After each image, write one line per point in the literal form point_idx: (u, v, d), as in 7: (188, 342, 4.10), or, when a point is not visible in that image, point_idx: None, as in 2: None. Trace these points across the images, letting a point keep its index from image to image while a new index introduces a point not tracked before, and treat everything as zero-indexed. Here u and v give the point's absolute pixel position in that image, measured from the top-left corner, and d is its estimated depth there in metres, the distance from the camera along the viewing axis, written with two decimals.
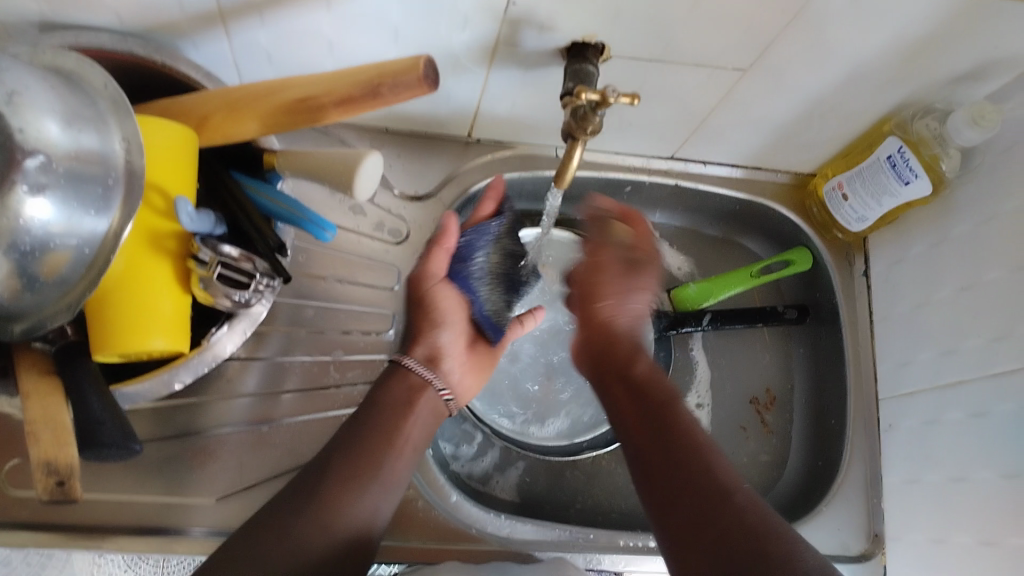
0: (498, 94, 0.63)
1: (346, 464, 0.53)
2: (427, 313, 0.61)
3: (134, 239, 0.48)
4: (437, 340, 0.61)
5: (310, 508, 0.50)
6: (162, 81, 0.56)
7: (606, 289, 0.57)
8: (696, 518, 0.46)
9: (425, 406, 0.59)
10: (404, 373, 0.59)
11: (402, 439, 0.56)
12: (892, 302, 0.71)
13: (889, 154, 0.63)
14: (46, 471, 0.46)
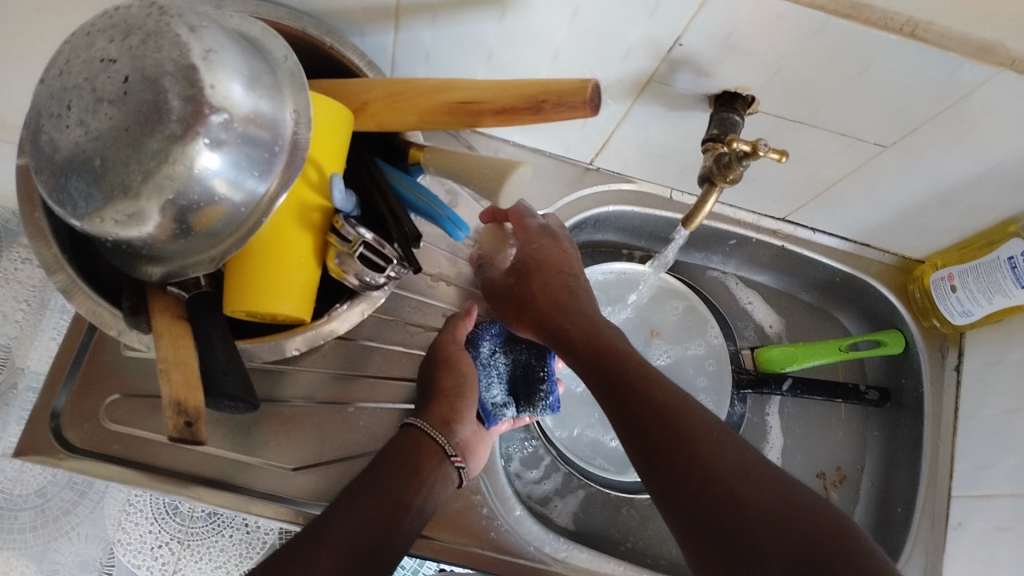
0: (633, 128, 0.64)
1: (344, 531, 0.49)
2: (455, 371, 0.60)
3: (285, 205, 0.50)
4: (456, 403, 0.59)
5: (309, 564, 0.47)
6: (326, 63, 0.59)
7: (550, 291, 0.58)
8: (710, 526, 0.43)
9: (433, 477, 0.56)
10: (417, 437, 0.57)
11: (406, 509, 0.53)
12: (980, 402, 0.70)
13: (1010, 256, 0.63)
14: (174, 409, 0.44)
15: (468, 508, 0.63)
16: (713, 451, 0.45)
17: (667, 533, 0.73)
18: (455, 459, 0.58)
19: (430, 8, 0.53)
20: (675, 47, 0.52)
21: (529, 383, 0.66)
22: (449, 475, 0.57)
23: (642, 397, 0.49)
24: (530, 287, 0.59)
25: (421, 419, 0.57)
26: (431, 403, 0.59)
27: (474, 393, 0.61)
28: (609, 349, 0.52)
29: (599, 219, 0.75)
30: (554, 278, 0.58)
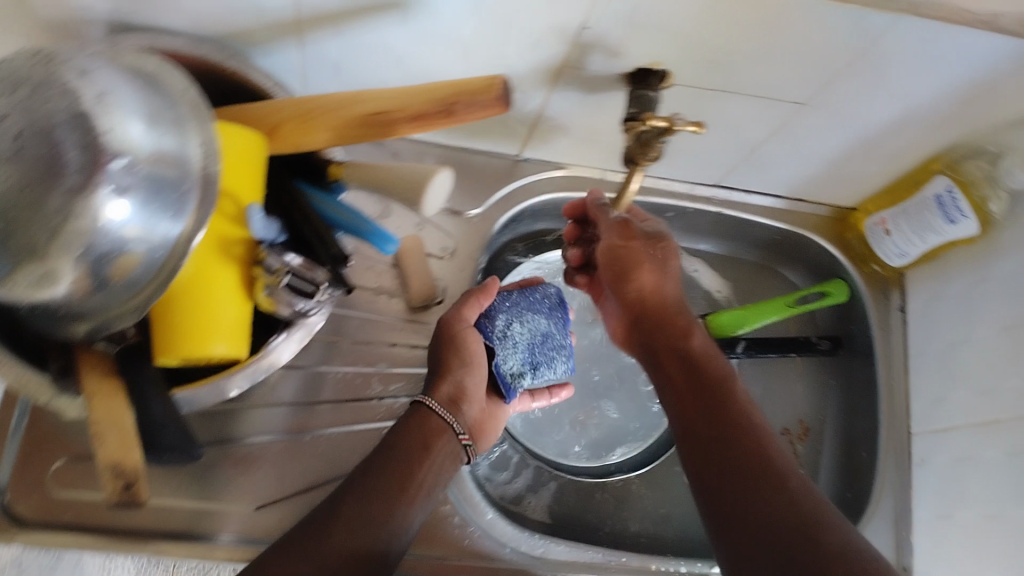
0: (556, 115, 0.63)
1: (354, 513, 0.50)
2: (457, 351, 0.59)
3: (204, 243, 0.48)
4: (461, 380, 0.59)
5: (319, 555, 0.47)
6: (227, 87, 0.56)
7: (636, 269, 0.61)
8: (742, 524, 0.47)
9: (442, 452, 0.56)
10: (428, 414, 0.57)
11: (416, 487, 0.53)
12: (927, 338, 0.72)
13: (937, 194, 0.64)
14: (110, 474, 0.45)
15: (440, 518, 0.63)
16: (771, 447, 0.51)
17: (643, 511, 0.74)
18: (464, 437, 0.58)
19: (329, 20, 0.52)
20: (583, 30, 0.51)
21: (548, 351, 0.63)
22: (457, 452, 0.58)
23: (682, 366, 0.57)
24: (450, 341, 0.59)
25: (427, 395, 0.58)
26: (436, 381, 0.59)
27: (479, 370, 0.60)
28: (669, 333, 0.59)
29: (534, 210, 0.74)
30: (644, 252, 0.62)
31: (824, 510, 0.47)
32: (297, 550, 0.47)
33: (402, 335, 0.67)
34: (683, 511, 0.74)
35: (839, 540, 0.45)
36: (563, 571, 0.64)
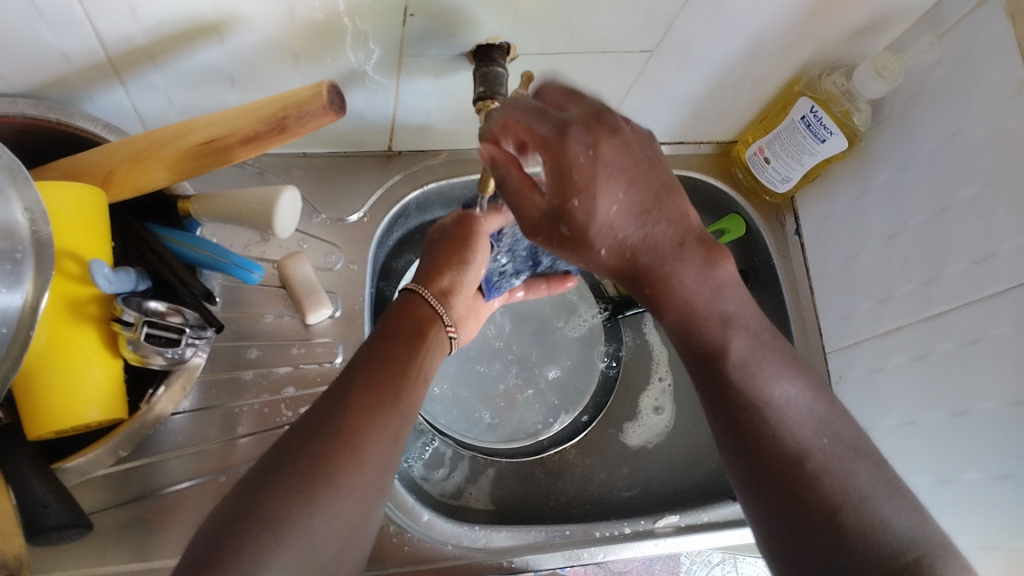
0: (414, 104, 0.62)
1: (362, 390, 0.51)
2: (458, 251, 0.64)
3: (52, 310, 0.46)
4: (456, 278, 0.64)
5: (332, 434, 0.48)
6: (58, 140, 0.54)
7: (599, 183, 0.41)
8: (804, 504, 0.45)
9: (436, 338, 0.60)
10: (418, 303, 0.61)
11: (415, 369, 0.55)
12: (825, 257, 0.73)
13: (803, 115, 0.64)
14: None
15: (377, 530, 0.62)
16: (780, 423, 0.48)
17: (584, 479, 0.74)
18: (450, 329, 0.62)
19: (144, 53, 0.49)
20: (409, 18, 0.50)
21: (547, 252, 0.72)
22: (444, 342, 0.61)
23: (693, 337, 0.50)
24: (434, 249, 0.65)
25: (418, 286, 0.62)
26: (432, 274, 0.63)
27: (477, 270, 0.66)
28: (654, 275, 0.47)
29: (418, 202, 0.72)
30: (586, 153, 0.41)
31: (811, 447, 0.47)
32: (308, 430, 0.48)
33: (305, 355, 0.65)
34: (624, 471, 0.75)
35: (827, 494, 0.45)
36: (507, 556, 0.64)
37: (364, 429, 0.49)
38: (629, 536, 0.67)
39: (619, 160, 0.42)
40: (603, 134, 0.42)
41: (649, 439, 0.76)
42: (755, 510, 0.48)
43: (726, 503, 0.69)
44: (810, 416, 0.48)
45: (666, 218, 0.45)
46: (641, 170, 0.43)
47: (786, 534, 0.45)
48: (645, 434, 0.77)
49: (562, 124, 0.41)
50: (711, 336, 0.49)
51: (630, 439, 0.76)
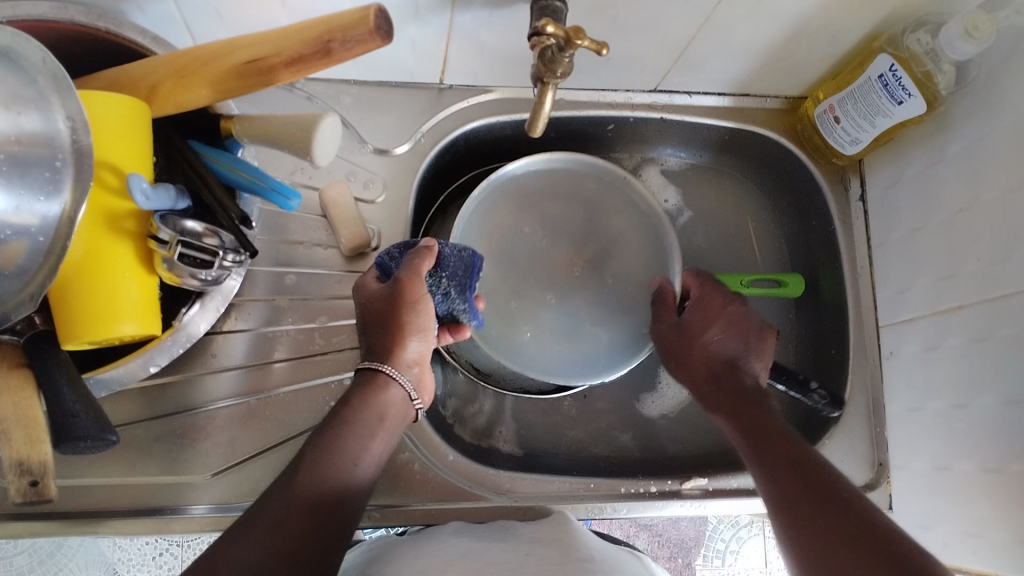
0: (465, 36, 0.59)
1: (313, 481, 0.47)
2: (416, 312, 0.55)
3: (89, 220, 0.46)
4: (413, 350, 0.56)
5: (276, 528, 0.44)
6: (106, 49, 0.53)
7: (717, 320, 0.63)
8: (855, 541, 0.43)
9: (394, 419, 0.55)
10: (385, 383, 0.54)
11: (366, 457, 0.52)
12: (888, 227, 0.69)
13: (880, 73, 0.60)
14: (17, 470, 0.45)
15: (402, 465, 0.62)
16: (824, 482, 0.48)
17: (607, 436, 0.73)
18: (416, 401, 0.57)
19: None
20: None
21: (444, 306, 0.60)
22: (405, 417, 0.56)
23: (750, 431, 0.55)
24: (371, 319, 0.55)
25: (377, 361, 0.54)
26: (398, 346, 0.55)
27: (426, 336, 0.57)
28: (735, 378, 0.59)
29: (467, 138, 0.71)
30: (730, 331, 0.62)
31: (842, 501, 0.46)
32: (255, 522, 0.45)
33: (343, 286, 0.64)
34: (657, 430, 0.74)
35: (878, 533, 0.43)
36: (531, 503, 0.63)
37: (309, 534, 0.45)
38: (655, 495, 0.66)
39: (718, 303, 0.64)
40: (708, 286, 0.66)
41: (666, 413, 0.75)
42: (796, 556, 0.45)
43: None
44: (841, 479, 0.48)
45: (760, 357, 0.61)
46: (750, 335, 0.61)
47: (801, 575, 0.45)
48: (662, 406, 0.75)
49: (716, 286, 0.66)
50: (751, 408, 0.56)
51: (648, 410, 0.75)
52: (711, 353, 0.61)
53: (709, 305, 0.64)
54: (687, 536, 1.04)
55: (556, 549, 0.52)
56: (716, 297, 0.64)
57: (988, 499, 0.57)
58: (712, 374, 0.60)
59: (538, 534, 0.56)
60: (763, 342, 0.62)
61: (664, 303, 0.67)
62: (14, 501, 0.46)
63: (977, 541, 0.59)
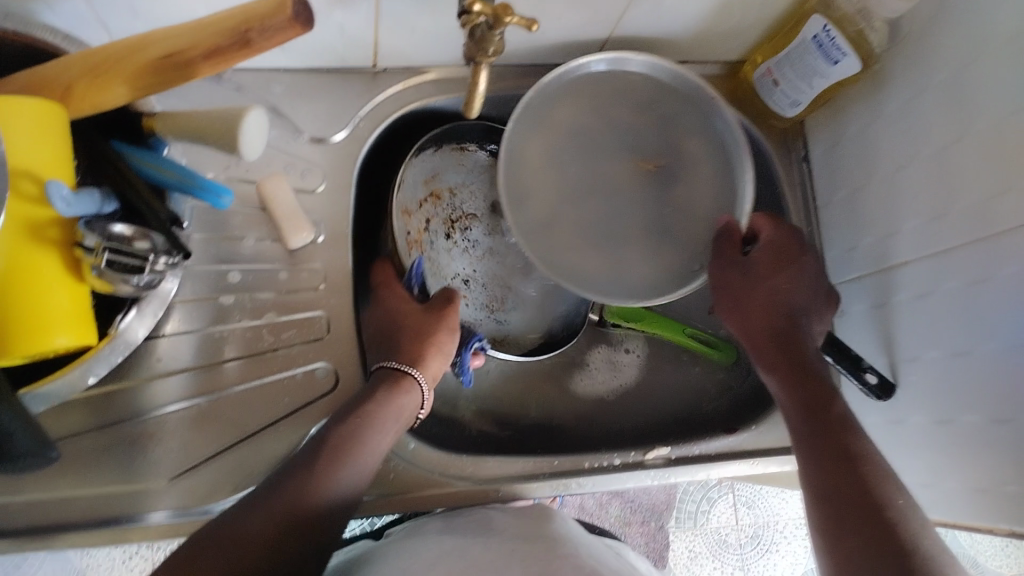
0: (396, 17, 0.58)
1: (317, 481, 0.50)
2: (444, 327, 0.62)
3: (11, 233, 0.44)
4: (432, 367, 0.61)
5: (268, 512, 0.48)
6: (17, 51, 0.50)
7: (789, 274, 0.61)
8: (878, 527, 0.46)
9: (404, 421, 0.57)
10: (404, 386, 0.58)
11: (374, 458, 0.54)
12: (832, 187, 0.70)
13: (814, 35, 0.59)
14: None
15: None
16: (868, 473, 0.50)
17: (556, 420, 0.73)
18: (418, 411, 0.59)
19: None
20: None
21: None
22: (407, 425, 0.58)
23: (806, 395, 0.56)
24: (401, 332, 0.62)
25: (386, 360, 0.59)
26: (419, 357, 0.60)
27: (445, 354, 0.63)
28: (796, 336, 0.60)
29: (406, 120, 0.69)
30: (797, 291, 0.61)
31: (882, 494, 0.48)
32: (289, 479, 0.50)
33: (290, 281, 0.63)
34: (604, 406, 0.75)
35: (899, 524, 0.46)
36: (497, 484, 0.64)
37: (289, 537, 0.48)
38: (618, 467, 0.66)
39: (793, 254, 0.62)
40: (786, 236, 0.63)
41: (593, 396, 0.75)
42: (819, 532, 0.49)
43: (719, 436, 0.68)
44: (886, 474, 0.50)
45: (819, 317, 0.61)
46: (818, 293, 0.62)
47: (825, 536, 0.48)
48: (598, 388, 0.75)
49: (792, 232, 0.63)
50: (819, 389, 0.56)
51: (578, 388, 0.75)
52: (774, 302, 0.60)
53: (783, 250, 0.62)
54: (658, 501, 1.06)
55: None
56: (790, 245, 0.63)
57: (940, 449, 0.59)
58: (773, 325, 0.60)
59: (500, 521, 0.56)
60: (825, 305, 0.62)
61: (727, 234, 0.63)
62: None
63: (935, 491, 0.60)
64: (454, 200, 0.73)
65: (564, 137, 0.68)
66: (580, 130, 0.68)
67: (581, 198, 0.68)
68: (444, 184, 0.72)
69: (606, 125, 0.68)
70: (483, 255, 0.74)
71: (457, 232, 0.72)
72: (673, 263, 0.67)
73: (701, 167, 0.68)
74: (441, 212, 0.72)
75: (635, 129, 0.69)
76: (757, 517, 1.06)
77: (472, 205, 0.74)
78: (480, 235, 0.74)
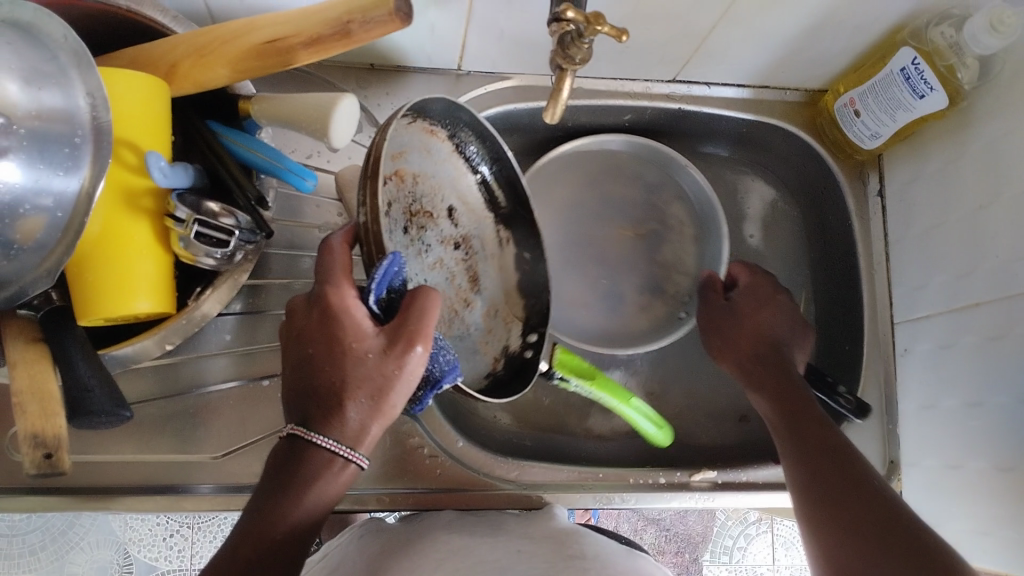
0: (485, 21, 0.59)
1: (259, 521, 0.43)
2: (397, 363, 0.44)
3: (108, 196, 0.46)
4: (374, 407, 0.44)
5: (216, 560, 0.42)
6: (127, 27, 0.53)
7: (767, 310, 0.63)
8: (865, 521, 0.46)
9: (340, 472, 0.44)
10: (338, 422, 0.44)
11: (315, 499, 0.44)
12: (907, 222, 0.68)
13: (902, 66, 0.59)
14: (31, 443, 0.45)
15: (411, 450, 0.62)
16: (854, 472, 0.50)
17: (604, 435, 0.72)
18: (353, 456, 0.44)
19: None
20: None
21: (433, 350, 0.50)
22: (336, 472, 0.44)
23: (789, 407, 0.57)
24: (334, 359, 0.44)
25: (312, 430, 0.44)
26: (355, 395, 0.44)
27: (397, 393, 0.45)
28: (778, 359, 0.61)
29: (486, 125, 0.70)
30: (775, 325, 0.63)
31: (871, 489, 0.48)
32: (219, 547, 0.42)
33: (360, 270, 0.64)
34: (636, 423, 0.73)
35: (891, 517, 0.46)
36: (539, 492, 0.64)
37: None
38: (662, 486, 0.66)
39: (768, 292, 0.65)
40: (761, 278, 0.66)
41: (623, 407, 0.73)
42: (812, 531, 0.48)
43: (769, 465, 0.68)
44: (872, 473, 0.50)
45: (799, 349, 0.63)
46: (795, 327, 0.63)
47: (819, 533, 0.48)
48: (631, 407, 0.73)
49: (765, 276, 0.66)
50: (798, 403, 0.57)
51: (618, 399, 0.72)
52: (756, 334, 0.62)
53: (760, 293, 0.65)
54: (695, 532, 1.03)
55: (551, 544, 0.52)
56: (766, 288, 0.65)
57: (999, 499, 0.57)
58: (756, 351, 0.62)
59: (533, 530, 0.56)
60: (804, 336, 0.64)
61: (710, 286, 0.67)
62: (30, 474, 0.46)
63: (988, 541, 0.58)
64: (416, 187, 0.54)
65: (556, 207, 0.74)
66: (573, 204, 0.75)
67: (576, 261, 0.74)
68: (410, 165, 0.53)
69: (593, 193, 0.75)
70: (435, 265, 0.55)
71: (412, 230, 0.53)
72: (662, 315, 0.74)
73: (685, 234, 0.75)
74: (403, 199, 0.52)
75: (625, 198, 0.76)
76: (795, 558, 1.05)
77: (428, 199, 0.55)
78: (433, 241, 0.55)
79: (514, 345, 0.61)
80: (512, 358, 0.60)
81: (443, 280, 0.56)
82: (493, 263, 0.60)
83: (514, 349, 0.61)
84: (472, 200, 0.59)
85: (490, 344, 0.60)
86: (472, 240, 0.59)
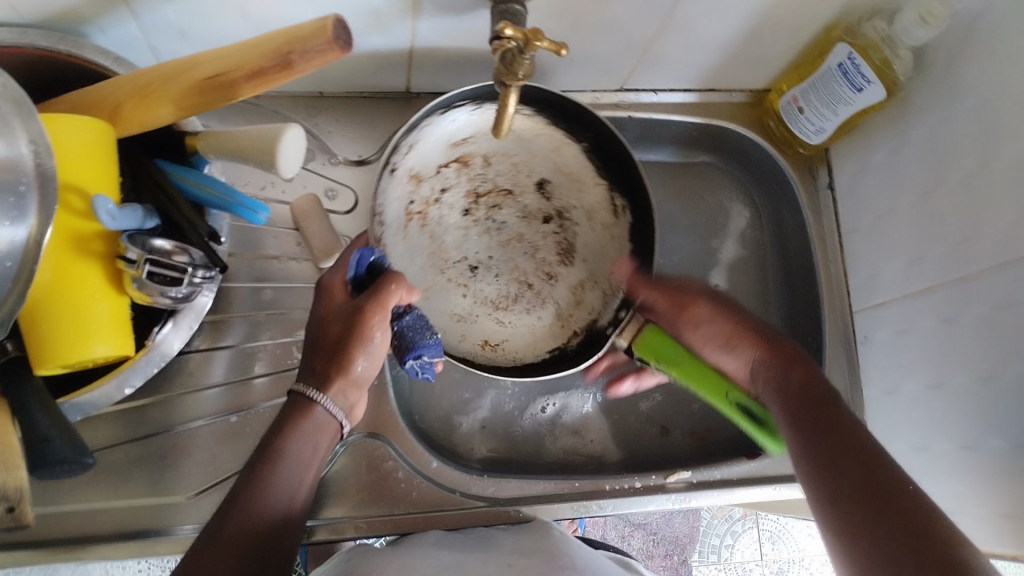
0: (429, 44, 0.59)
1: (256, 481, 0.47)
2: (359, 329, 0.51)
3: (57, 243, 0.45)
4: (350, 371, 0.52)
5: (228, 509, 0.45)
6: (69, 72, 0.52)
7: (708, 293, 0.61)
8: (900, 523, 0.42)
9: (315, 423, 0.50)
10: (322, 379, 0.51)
11: (303, 453, 0.49)
12: (858, 212, 0.70)
13: (840, 62, 0.60)
14: None
15: (386, 474, 0.62)
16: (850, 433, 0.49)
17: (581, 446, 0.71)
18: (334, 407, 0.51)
19: None
20: None
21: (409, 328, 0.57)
22: (322, 426, 0.51)
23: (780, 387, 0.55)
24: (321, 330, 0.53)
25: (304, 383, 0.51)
26: (334, 358, 0.51)
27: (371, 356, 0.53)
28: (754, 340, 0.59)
29: None
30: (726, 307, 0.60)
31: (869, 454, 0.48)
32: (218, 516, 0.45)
33: None
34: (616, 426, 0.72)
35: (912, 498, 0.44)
36: (515, 507, 0.63)
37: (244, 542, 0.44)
38: (639, 490, 0.66)
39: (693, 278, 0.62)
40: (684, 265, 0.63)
41: (596, 412, 0.72)
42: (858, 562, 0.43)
43: (741, 461, 0.68)
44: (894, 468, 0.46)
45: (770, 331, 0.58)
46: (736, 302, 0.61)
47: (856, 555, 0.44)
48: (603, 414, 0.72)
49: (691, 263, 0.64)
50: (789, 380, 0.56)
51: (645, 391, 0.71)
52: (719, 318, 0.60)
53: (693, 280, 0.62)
54: (682, 533, 1.04)
55: (530, 557, 0.52)
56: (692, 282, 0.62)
57: (965, 476, 0.58)
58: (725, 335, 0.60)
59: (512, 545, 0.56)
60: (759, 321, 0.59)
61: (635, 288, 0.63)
62: None
63: (959, 519, 0.59)
64: (487, 170, 0.66)
65: None
66: None
67: None
68: (478, 151, 0.65)
69: None
70: (509, 240, 0.67)
71: (480, 209, 0.67)
72: None
73: None
74: (465, 183, 0.66)
75: None
76: (781, 552, 1.06)
77: (510, 180, 0.67)
78: (512, 217, 0.67)
79: (601, 318, 0.65)
80: (592, 331, 0.65)
81: (522, 255, 0.67)
82: (593, 232, 0.66)
83: (600, 323, 0.65)
84: (574, 171, 0.65)
85: (575, 317, 0.66)
86: (572, 212, 0.67)
